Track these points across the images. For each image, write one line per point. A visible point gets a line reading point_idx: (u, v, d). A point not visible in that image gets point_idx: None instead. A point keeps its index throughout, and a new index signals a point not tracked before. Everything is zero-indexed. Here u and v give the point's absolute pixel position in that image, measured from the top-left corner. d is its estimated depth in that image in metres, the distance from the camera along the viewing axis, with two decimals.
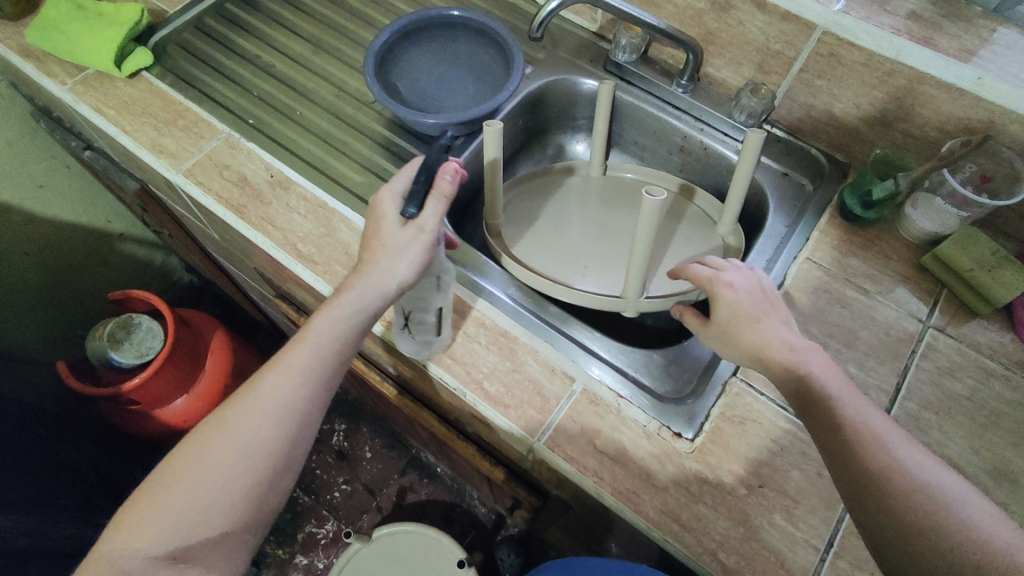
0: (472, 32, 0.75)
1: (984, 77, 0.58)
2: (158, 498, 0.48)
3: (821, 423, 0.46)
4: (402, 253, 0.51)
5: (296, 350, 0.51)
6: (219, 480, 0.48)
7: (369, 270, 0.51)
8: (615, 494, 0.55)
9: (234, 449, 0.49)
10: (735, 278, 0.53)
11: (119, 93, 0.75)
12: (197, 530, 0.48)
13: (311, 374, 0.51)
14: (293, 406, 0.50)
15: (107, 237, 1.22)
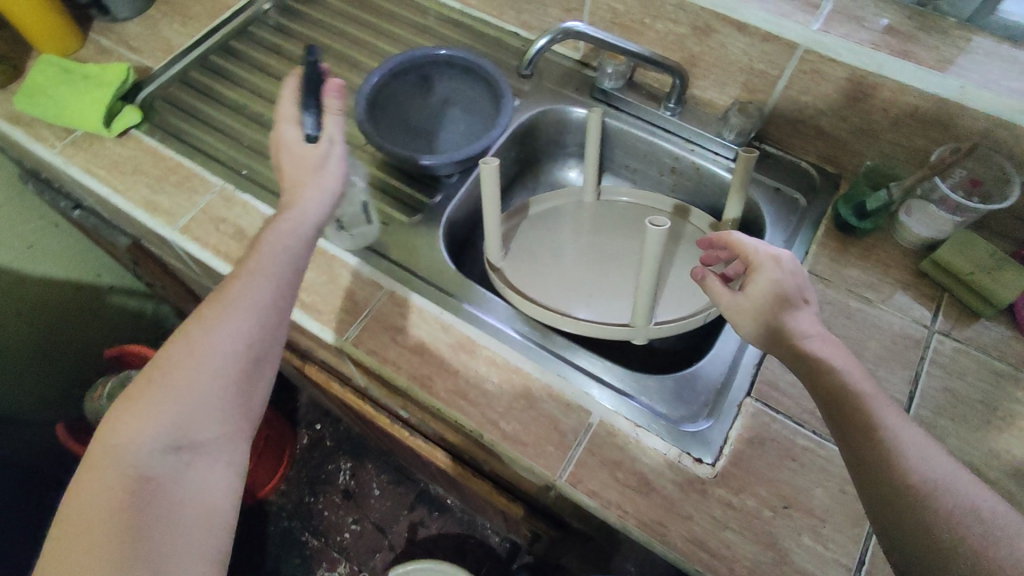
0: (460, 70, 0.76)
1: (966, 86, 0.59)
2: (147, 398, 0.44)
3: (842, 421, 0.44)
4: (321, 172, 0.56)
5: (261, 254, 0.51)
6: (212, 372, 0.46)
7: (299, 184, 0.55)
8: (641, 527, 0.54)
9: (221, 340, 0.46)
10: (782, 254, 0.51)
11: (109, 153, 0.75)
12: (200, 422, 0.45)
13: (283, 269, 0.51)
14: (270, 299, 0.50)
15: (97, 292, 1.21)
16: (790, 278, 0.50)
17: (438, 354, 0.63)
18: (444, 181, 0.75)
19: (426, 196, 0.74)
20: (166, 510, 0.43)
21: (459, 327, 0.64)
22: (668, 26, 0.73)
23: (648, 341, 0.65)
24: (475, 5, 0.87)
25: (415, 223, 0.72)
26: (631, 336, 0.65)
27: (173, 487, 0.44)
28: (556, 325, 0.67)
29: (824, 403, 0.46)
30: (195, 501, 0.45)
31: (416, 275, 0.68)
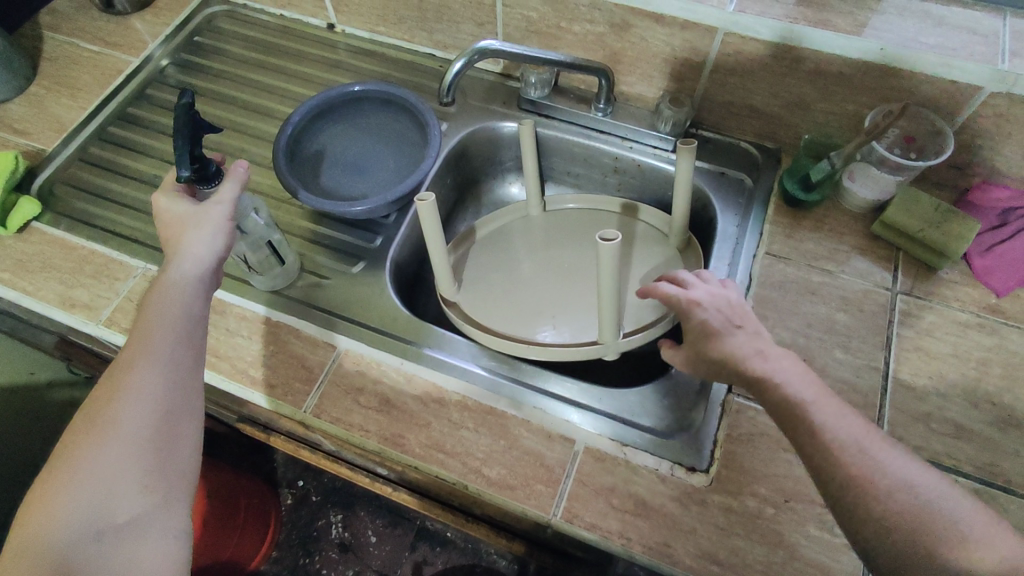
0: (379, 102, 0.73)
1: (886, 48, 0.59)
2: (58, 484, 0.42)
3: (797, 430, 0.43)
4: (202, 227, 0.51)
5: (151, 318, 0.48)
6: (121, 446, 0.43)
7: (177, 241, 0.51)
8: (647, 551, 0.52)
9: (124, 409, 0.44)
10: (703, 298, 0.50)
11: (11, 252, 0.68)
12: (120, 495, 0.42)
13: (181, 324, 0.48)
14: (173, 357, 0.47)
15: (36, 390, 1.12)
16: (711, 324, 0.49)
17: (406, 408, 0.59)
18: (383, 222, 0.72)
19: (366, 241, 0.70)
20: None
21: (424, 376, 0.61)
22: (584, 27, 0.70)
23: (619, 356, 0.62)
24: (385, 30, 0.83)
25: (359, 273, 0.68)
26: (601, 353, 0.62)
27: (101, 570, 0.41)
28: (520, 354, 0.63)
29: (772, 411, 0.45)
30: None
31: (371, 328, 0.64)
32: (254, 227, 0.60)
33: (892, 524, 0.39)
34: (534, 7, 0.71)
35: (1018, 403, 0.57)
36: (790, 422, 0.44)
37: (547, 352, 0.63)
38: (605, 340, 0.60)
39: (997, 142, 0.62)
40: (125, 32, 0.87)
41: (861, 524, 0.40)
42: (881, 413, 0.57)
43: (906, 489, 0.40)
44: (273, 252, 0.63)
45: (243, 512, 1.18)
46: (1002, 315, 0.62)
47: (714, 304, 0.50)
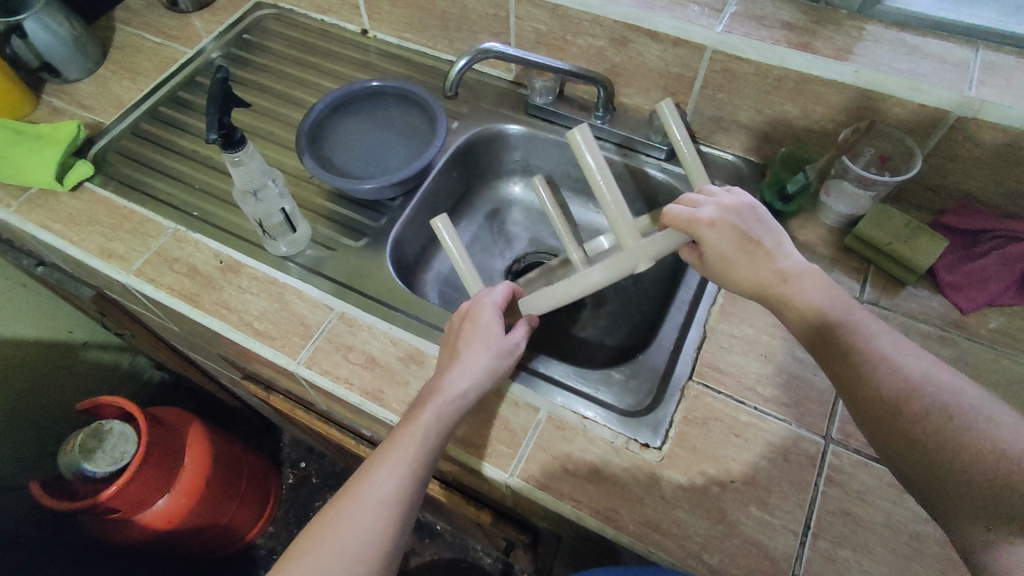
0: (398, 98, 0.80)
1: (860, 71, 0.64)
2: (334, 521, 0.51)
3: (834, 354, 0.49)
4: (497, 349, 0.58)
5: (406, 439, 0.53)
6: (374, 511, 0.51)
7: (476, 347, 0.57)
8: (594, 515, 0.56)
9: (389, 481, 0.52)
10: (714, 215, 0.55)
11: (64, 207, 0.77)
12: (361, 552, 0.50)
13: (446, 422, 0.55)
14: (413, 478, 0.53)
15: (72, 348, 1.22)
16: (730, 235, 0.54)
17: (389, 367, 0.64)
18: (388, 204, 0.78)
19: (372, 220, 0.77)
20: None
21: (410, 342, 0.66)
22: (588, 41, 0.77)
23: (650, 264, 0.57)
24: (411, 37, 0.91)
25: (362, 247, 0.74)
26: (630, 263, 0.57)
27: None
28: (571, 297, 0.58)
29: (808, 335, 0.51)
30: None
31: (367, 296, 0.70)
32: (269, 193, 0.67)
33: (894, 398, 0.45)
34: (543, 21, 0.77)
35: None
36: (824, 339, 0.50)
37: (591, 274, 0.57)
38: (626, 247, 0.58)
39: (967, 165, 0.65)
40: (184, 28, 0.98)
41: (892, 434, 0.45)
42: (834, 410, 0.60)
43: (902, 377, 0.45)
44: (285, 219, 0.70)
45: (244, 482, 1.24)
46: (964, 330, 0.64)
47: (728, 216, 0.55)
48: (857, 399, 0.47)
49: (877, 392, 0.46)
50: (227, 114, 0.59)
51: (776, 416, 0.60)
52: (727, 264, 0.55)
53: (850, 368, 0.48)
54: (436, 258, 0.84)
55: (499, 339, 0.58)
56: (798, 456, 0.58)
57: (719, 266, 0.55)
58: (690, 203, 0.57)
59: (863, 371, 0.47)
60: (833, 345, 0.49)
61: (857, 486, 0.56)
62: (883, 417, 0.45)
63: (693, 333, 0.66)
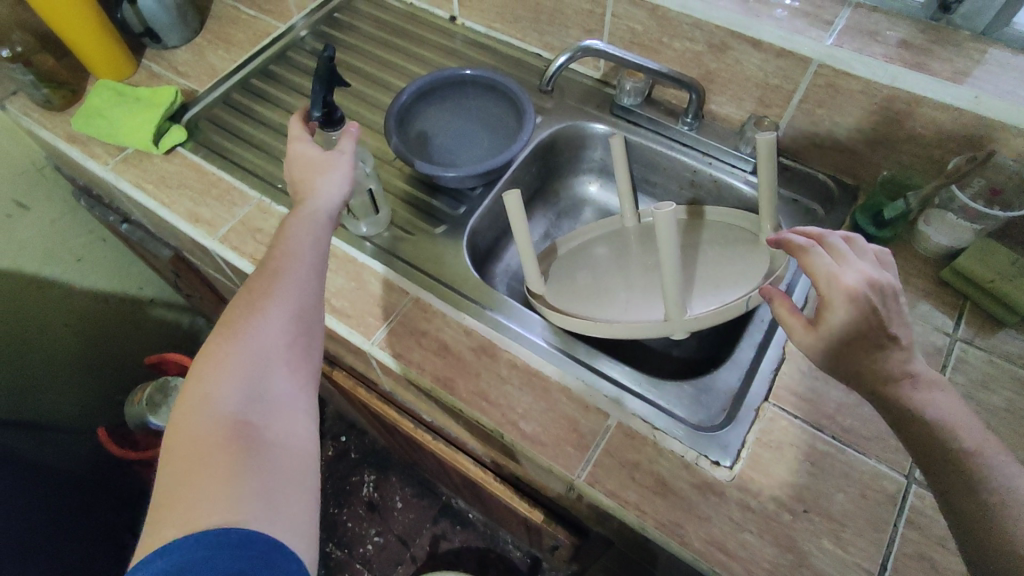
0: (486, 88, 0.80)
1: (980, 97, 0.60)
2: (225, 350, 0.46)
3: (955, 489, 0.45)
4: (336, 171, 0.59)
5: (284, 257, 0.52)
6: (274, 324, 0.48)
7: (312, 175, 0.58)
8: (659, 527, 0.55)
9: (274, 296, 0.49)
10: (858, 285, 0.47)
11: (157, 169, 0.80)
12: (273, 370, 0.47)
13: (316, 237, 0.55)
14: (312, 271, 0.53)
15: (140, 304, 1.26)
16: (860, 315, 0.46)
17: (461, 356, 0.65)
18: (468, 193, 0.79)
19: (451, 208, 0.77)
20: (275, 467, 0.42)
21: (482, 333, 0.66)
22: (685, 44, 0.75)
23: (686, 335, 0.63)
24: (500, 28, 0.91)
25: (439, 234, 0.75)
26: (668, 332, 0.62)
27: (271, 431, 0.44)
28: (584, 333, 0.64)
29: (924, 459, 0.47)
30: (291, 446, 0.45)
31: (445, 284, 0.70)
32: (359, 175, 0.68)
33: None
34: (641, 21, 0.76)
35: None
36: (944, 468, 0.46)
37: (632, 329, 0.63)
38: (671, 317, 0.61)
39: None
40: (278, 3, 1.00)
41: None
42: None
43: None
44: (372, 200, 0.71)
45: None
46: None
47: (871, 293, 0.47)
48: (980, 543, 0.43)
49: (1004, 540, 0.42)
50: (331, 94, 0.60)
51: (856, 449, 0.58)
52: (838, 344, 0.47)
53: (976, 509, 0.44)
54: (506, 251, 0.84)
55: (331, 158, 0.59)
56: (877, 494, 0.56)
57: (829, 343, 0.47)
58: (836, 255, 0.50)
59: (990, 515, 0.43)
60: (960, 481, 0.45)
61: (939, 531, 0.54)
62: (996, 557, 0.42)
63: (771, 354, 0.64)
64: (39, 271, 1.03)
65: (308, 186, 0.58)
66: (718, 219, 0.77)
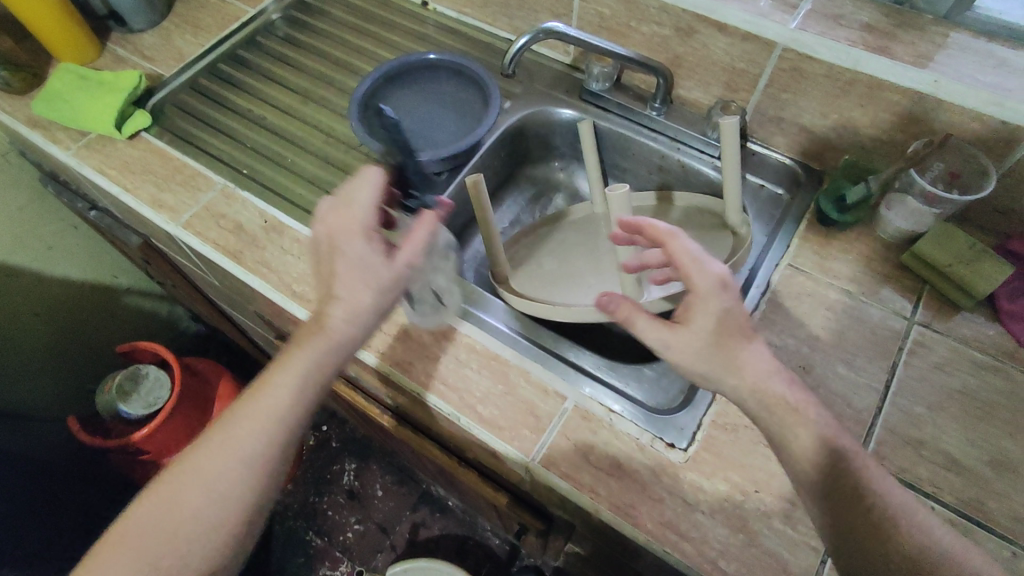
0: (452, 72, 0.79)
1: (939, 80, 0.60)
2: (181, 477, 0.50)
3: (841, 504, 0.46)
4: (376, 280, 0.53)
5: (263, 399, 0.52)
6: (228, 476, 0.50)
7: (339, 280, 0.53)
8: (613, 509, 0.55)
9: (240, 449, 0.51)
10: (723, 272, 0.50)
11: (120, 154, 0.79)
12: (205, 523, 0.49)
13: (302, 377, 0.53)
14: (294, 412, 0.52)
15: (114, 292, 1.26)
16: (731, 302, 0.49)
17: (422, 341, 0.64)
18: (435, 178, 0.79)
19: (417, 192, 0.77)
20: None
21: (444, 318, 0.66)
22: (652, 28, 0.74)
23: None
24: (471, 12, 0.90)
25: (404, 219, 0.74)
26: None
27: None
28: (546, 318, 0.64)
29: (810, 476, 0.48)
30: None
31: None
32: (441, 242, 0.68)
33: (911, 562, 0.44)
34: (608, 5, 0.75)
35: (1014, 449, 0.57)
36: (835, 489, 0.47)
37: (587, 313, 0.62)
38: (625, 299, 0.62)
39: None
40: None
41: None
42: (871, 430, 0.58)
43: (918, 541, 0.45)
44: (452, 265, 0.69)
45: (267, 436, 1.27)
46: (1019, 362, 0.62)
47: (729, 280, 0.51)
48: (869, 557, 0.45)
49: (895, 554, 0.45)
50: None
51: None
52: (701, 342, 0.49)
53: (871, 526, 0.45)
54: (474, 237, 0.83)
55: (379, 266, 0.53)
56: None
57: (712, 332, 0.49)
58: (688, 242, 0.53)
59: (882, 531, 0.45)
60: (850, 494, 0.46)
61: None
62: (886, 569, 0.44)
63: None
64: (8, 259, 1.02)
65: (339, 292, 0.53)
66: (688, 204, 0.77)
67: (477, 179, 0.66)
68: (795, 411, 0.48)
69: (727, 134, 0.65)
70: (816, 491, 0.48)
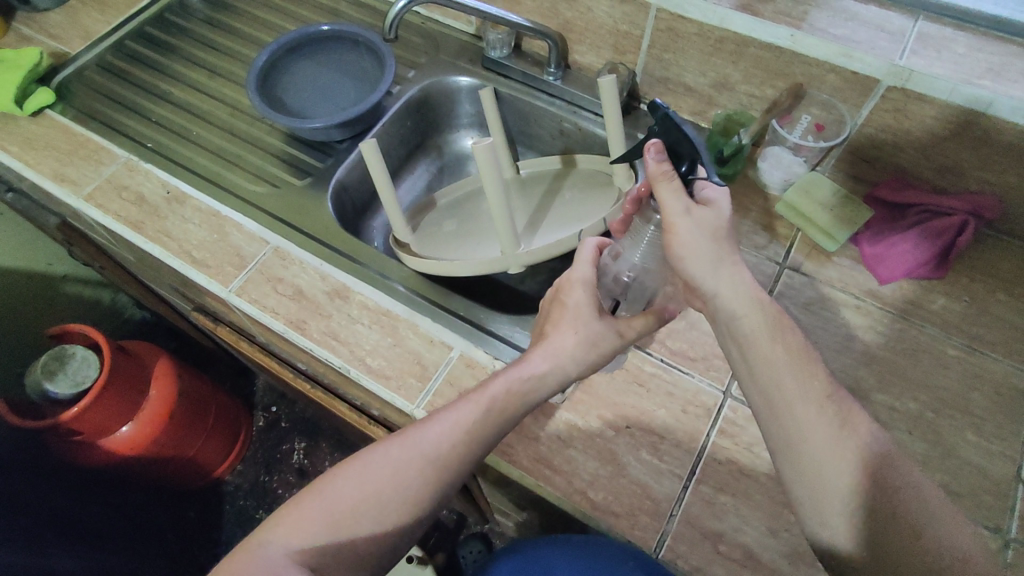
0: (352, 43, 0.80)
1: (796, 35, 0.63)
2: (391, 454, 0.49)
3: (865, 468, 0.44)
4: (579, 345, 0.52)
5: (473, 403, 0.50)
6: (413, 466, 0.49)
7: (551, 336, 0.53)
8: (490, 448, 0.58)
9: (422, 445, 0.49)
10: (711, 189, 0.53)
11: (24, 131, 0.80)
12: (374, 505, 0.48)
13: (531, 374, 0.51)
14: (474, 424, 0.50)
15: (50, 279, 1.26)
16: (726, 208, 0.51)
17: (316, 301, 0.67)
18: (336, 146, 0.81)
19: (318, 160, 0.80)
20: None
21: (339, 278, 0.68)
22: None
23: (522, 269, 0.67)
24: None
25: (306, 186, 0.76)
26: (505, 265, 0.66)
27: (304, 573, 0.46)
28: (441, 275, 0.67)
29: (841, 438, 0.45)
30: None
31: (307, 233, 0.72)
32: None
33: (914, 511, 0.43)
34: None
35: (868, 378, 0.61)
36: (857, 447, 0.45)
37: (467, 265, 0.66)
38: (506, 250, 0.66)
39: (898, 137, 0.66)
40: None
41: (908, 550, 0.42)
42: None
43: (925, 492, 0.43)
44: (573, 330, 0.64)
45: (212, 416, 1.27)
46: (878, 299, 0.66)
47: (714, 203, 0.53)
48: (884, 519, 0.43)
49: (902, 504, 0.43)
50: None
51: (681, 368, 0.62)
52: (703, 221, 0.48)
53: (883, 487, 0.43)
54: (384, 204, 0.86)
55: (592, 325, 0.53)
56: (695, 408, 0.60)
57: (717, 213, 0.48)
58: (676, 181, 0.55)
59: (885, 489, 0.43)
60: (862, 449, 0.45)
61: (747, 438, 0.58)
62: (892, 529, 0.42)
63: None
64: None
65: (555, 329, 0.53)
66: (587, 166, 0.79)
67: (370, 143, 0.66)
68: (773, 325, 0.48)
69: (607, 93, 0.67)
70: (781, 444, 0.46)
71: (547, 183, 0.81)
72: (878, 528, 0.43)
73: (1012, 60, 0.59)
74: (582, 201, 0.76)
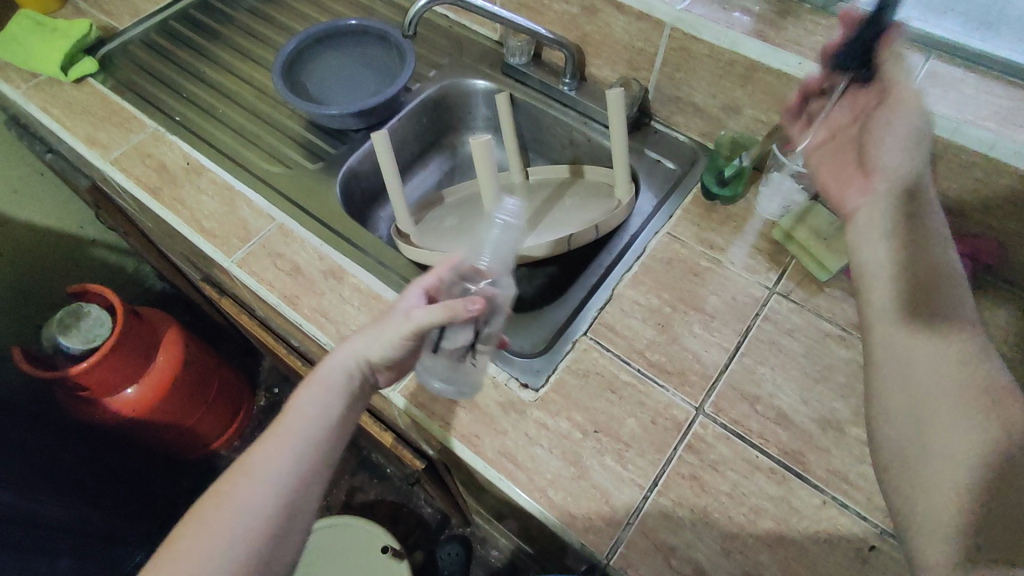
0: (378, 38, 0.84)
1: (804, 63, 0.64)
2: (223, 498, 0.47)
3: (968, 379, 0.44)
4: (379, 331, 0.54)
5: (292, 414, 0.51)
6: (249, 492, 0.47)
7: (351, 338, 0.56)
8: (458, 437, 0.59)
9: (253, 470, 0.48)
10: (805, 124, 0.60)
11: (65, 95, 0.85)
12: (224, 555, 0.45)
13: (341, 376, 0.53)
14: (303, 430, 0.51)
15: (79, 242, 1.32)
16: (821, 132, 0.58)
17: (312, 278, 0.69)
18: (351, 135, 0.84)
19: (331, 146, 0.83)
20: None
21: (336, 259, 0.71)
22: (563, 7, 0.79)
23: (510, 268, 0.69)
24: None
25: (317, 170, 0.79)
26: None
27: None
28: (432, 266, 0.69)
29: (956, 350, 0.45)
30: None
31: (312, 215, 0.75)
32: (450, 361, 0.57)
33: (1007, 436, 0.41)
34: None
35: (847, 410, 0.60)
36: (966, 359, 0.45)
37: None
38: None
39: None
40: None
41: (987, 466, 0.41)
42: (713, 384, 0.62)
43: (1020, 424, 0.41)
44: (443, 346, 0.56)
45: (214, 390, 1.30)
46: None
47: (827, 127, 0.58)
48: (964, 433, 0.42)
49: (997, 423, 0.42)
50: None
51: (656, 380, 0.62)
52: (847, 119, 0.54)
53: (977, 399, 0.43)
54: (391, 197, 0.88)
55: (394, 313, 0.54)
56: (666, 420, 0.60)
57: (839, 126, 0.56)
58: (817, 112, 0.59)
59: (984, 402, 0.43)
60: (972, 361, 0.45)
61: (713, 456, 0.58)
62: (980, 441, 0.41)
63: (598, 296, 0.68)
64: None
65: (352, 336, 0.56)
66: (592, 177, 0.81)
67: (380, 133, 0.69)
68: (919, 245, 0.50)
69: (614, 105, 0.69)
70: (895, 422, 0.46)
71: (551, 190, 0.82)
72: (965, 440, 0.42)
73: (1020, 105, 0.59)
74: (581, 210, 0.78)
